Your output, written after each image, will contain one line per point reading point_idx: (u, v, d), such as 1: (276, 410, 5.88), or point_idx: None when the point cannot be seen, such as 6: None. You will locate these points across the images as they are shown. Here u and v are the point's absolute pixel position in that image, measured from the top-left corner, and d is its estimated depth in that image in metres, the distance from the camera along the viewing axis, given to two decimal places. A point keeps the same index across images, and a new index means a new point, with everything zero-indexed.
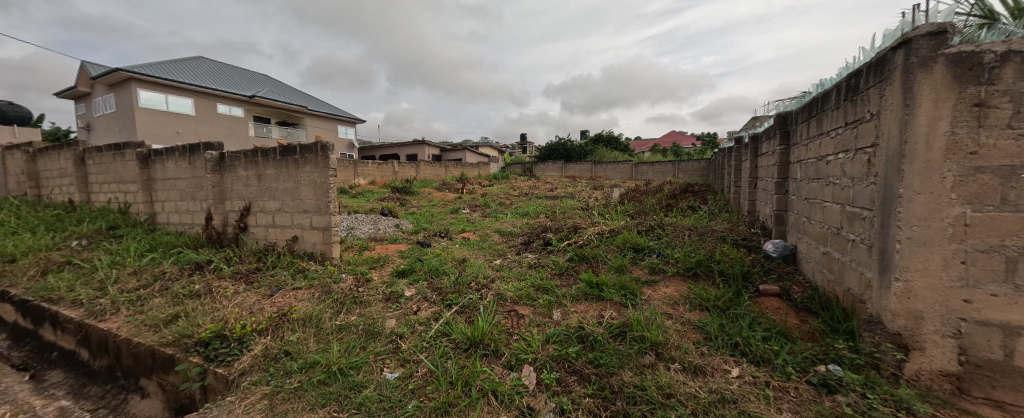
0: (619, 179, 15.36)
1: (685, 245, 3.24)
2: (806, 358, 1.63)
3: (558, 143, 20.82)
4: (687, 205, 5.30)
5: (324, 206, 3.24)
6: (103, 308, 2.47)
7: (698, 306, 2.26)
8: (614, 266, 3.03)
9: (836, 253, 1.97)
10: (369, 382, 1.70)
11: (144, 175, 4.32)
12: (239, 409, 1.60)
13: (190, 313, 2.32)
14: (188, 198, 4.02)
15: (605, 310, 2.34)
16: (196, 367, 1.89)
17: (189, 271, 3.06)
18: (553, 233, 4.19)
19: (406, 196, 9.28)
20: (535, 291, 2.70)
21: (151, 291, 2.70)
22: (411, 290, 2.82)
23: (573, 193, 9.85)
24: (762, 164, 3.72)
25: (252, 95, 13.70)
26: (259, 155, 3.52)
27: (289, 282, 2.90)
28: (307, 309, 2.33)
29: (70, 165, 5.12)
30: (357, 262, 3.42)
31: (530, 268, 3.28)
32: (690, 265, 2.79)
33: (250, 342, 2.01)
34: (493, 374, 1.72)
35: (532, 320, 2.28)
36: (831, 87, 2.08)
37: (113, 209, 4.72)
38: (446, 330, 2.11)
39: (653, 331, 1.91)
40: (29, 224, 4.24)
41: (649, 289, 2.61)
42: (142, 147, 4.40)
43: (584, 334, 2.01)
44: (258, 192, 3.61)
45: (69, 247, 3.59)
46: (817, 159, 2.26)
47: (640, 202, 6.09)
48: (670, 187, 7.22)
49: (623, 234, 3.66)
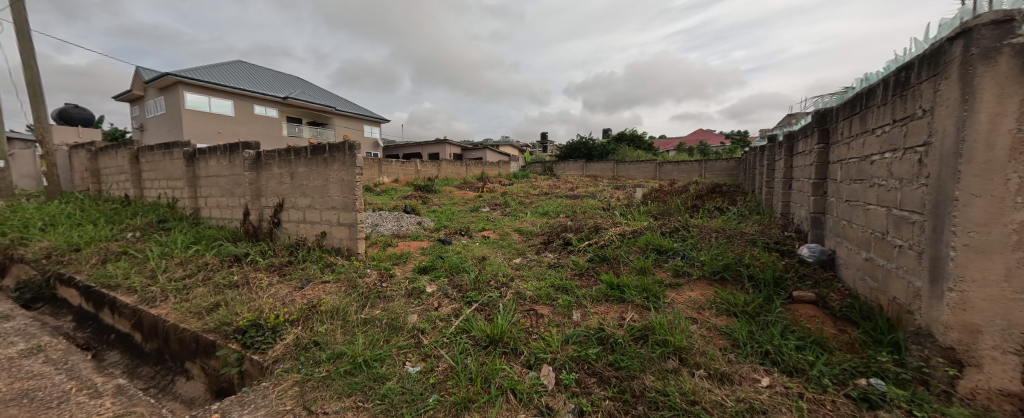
0: (643, 179, 15.00)
1: (712, 248, 3.12)
2: (845, 370, 1.53)
3: (580, 142, 20.60)
4: (715, 206, 5.12)
5: (350, 203, 3.36)
6: (154, 295, 2.68)
7: (725, 311, 2.18)
8: (636, 268, 2.97)
9: (881, 259, 1.84)
10: (392, 374, 1.75)
11: (190, 173, 4.63)
12: (273, 394, 1.68)
13: (229, 302, 2.47)
14: (228, 194, 4.27)
15: (626, 312, 2.30)
16: (234, 353, 2.01)
17: (229, 263, 3.26)
18: (573, 233, 4.15)
19: (429, 195, 9.46)
20: (554, 291, 2.69)
21: (195, 281, 2.90)
22: (432, 286, 2.88)
23: (594, 193, 9.70)
24: (797, 164, 3.53)
25: (287, 96, 14.37)
26: (292, 153, 3.69)
27: (318, 275, 3.03)
28: (335, 302, 2.42)
29: (126, 163, 5.56)
30: (381, 258, 3.53)
31: (549, 268, 3.26)
32: (717, 268, 2.69)
33: (282, 332, 2.12)
34: (512, 372, 1.73)
35: (551, 319, 2.27)
36: (877, 82, 1.95)
37: (162, 203, 5.08)
38: (466, 327, 2.14)
39: (677, 335, 1.86)
40: (91, 217, 4.63)
41: (672, 292, 2.54)
42: (188, 147, 4.71)
43: (604, 336, 1.99)
44: (290, 190, 3.79)
45: (125, 239, 3.91)
46: (859, 159, 2.12)
47: (664, 202, 5.92)
48: (696, 187, 6.98)
49: (646, 235, 3.58)
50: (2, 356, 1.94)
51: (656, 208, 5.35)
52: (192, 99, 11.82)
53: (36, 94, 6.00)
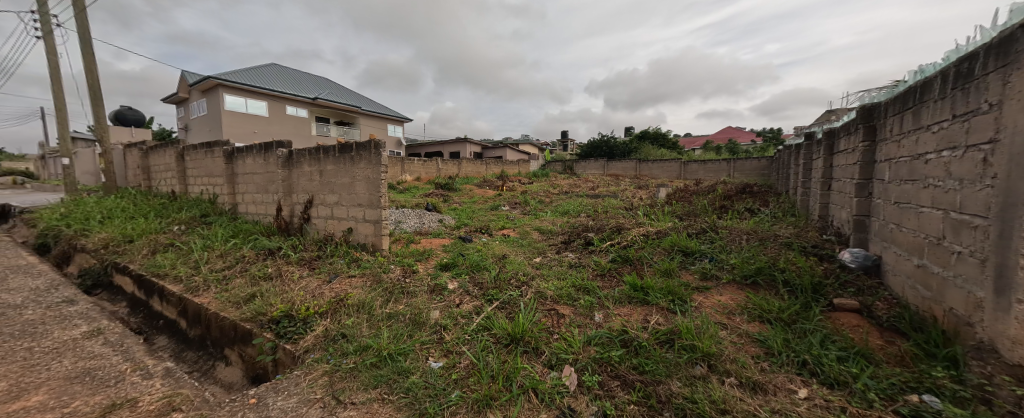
0: (666, 178, 14.59)
1: (743, 250, 2.99)
2: (893, 385, 1.43)
3: (602, 141, 20.27)
4: (745, 207, 4.90)
5: (376, 200, 3.44)
6: (197, 285, 2.86)
7: (758, 318, 2.09)
8: (661, 270, 2.89)
9: (936, 266, 1.70)
10: (416, 368, 1.79)
11: (229, 171, 4.90)
12: (304, 383, 1.75)
13: (264, 294, 2.60)
14: (263, 190, 4.49)
15: (651, 314, 2.24)
16: (269, 342, 2.11)
17: (263, 256, 3.42)
18: (594, 233, 4.09)
19: (450, 193, 9.58)
20: (576, 292, 2.66)
21: (233, 272, 3.07)
22: (454, 283, 2.92)
23: (616, 192, 9.50)
24: (838, 163, 3.31)
25: (316, 97, 14.93)
26: (321, 151, 3.82)
27: (345, 270, 3.13)
28: (361, 296, 2.50)
29: (173, 161, 5.95)
30: (404, 254, 3.61)
31: (570, 268, 3.23)
32: (748, 272, 2.57)
33: (312, 323, 2.21)
34: (533, 372, 1.72)
35: (573, 320, 2.25)
36: (934, 74, 1.80)
37: (204, 199, 5.41)
38: (488, 325, 2.16)
39: (705, 340, 1.79)
40: (143, 210, 5.00)
41: (700, 296, 2.45)
42: (227, 145, 4.98)
43: (627, 339, 1.95)
44: (320, 187, 3.93)
45: (171, 231, 4.19)
46: (912, 158, 1.97)
47: (690, 202, 5.72)
48: (724, 187, 6.71)
49: (672, 237, 3.47)
50: (68, 337, 2.12)
51: (681, 208, 5.18)
52: (231, 100, 12.50)
53: (96, 98, 6.52)
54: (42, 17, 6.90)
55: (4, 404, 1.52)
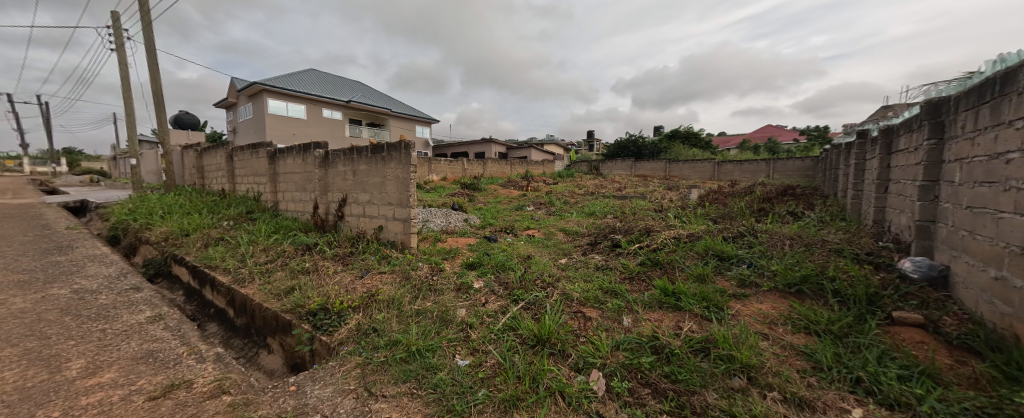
0: (698, 179, 14.01)
1: (786, 256, 2.81)
2: (966, 410, 1.28)
3: (630, 140, 19.77)
4: (787, 210, 4.60)
5: (405, 199, 3.54)
6: (244, 277, 3.06)
7: (803, 329, 1.95)
8: (694, 275, 2.76)
9: (1019, 280, 1.52)
10: (443, 365, 1.81)
11: (271, 170, 5.21)
12: (338, 374, 1.82)
13: (301, 287, 2.74)
14: (301, 189, 4.73)
15: (684, 321, 2.14)
16: (307, 332, 2.22)
17: (302, 252, 3.62)
18: (622, 235, 3.99)
19: (475, 193, 9.69)
20: (603, 295, 2.61)
21: (275, 265, 3.27)
22: (479, 282, 2.95)
23: (644, 193, 9.24)
24: (897, 162, 3.03)
25: (351, 100, 15.58)
26: (355, 152, 3.98)
27: (376, 266, 3.24)
28: (391, 292, 2.58)
29: (223, 161, 6.41)
30: (431, 252, 3.68)
31: (597, 270, 3.16)
32: (793, 280, 2.41)
33: (346, 317, 2.30)
34: (560, 374, 1.70)
35: (600, 323, 2.20)
36: (1018, 64, 1.60)
37: (249, 196, 5.79)
38: (513, 325, 2.16)
39: (744, 351, 1.70)
40: (197, 207, 5.42)
41: (738, 304, 2.32)
42: (270, 146, 5.30)
43: (658, 345, 1.88)
44: (353, 186, 4.09)
45: (221, 226, 4.51)
46: (989, 158, 1.77)
47: (724, 205, 5.45)
48: (763, 189, 6.34)
49: (706, 240, 3.31)
50: (135, 320, 2.34)
51: (716, 211, 4.94)
52: (274, 104, 13.32)
53: (159, 103, 7.14)
54: (116, 32, 7.67)
55: (83, 379, 1.70)
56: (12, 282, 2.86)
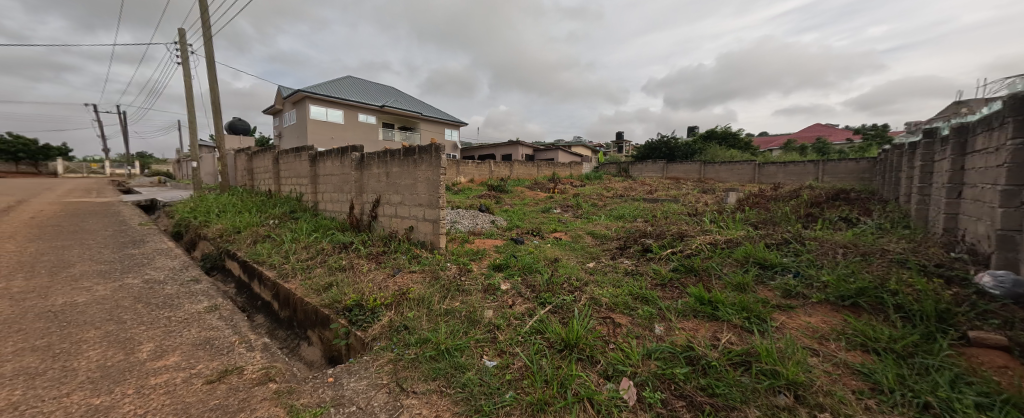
0: (735, 182, 13.30)
1: (839, 266, 2.59)
2: None
3: (662, 141, 19.12)
4: (838, 216, 4.25)
5: (434, 200, 3.62)
6: (287, 272, 3.26)
7: (859, 346, 1.79)
8: (732, 283, 2.61)
9: None
10: (471, 365, 1.83)
11: (312, 172, 5.53)
12: (372, 368, 1.89)
13: (338, 284, 2.88)
14: (339, 190, 4.98)
15: (722, 332, 2.03)
16: (343, 327, 2.32)
17: (339, 250, 3.80)
18: (653, 239, 3.86)
19: (502, 195, 9.77)
20: (633, 301, 2.53)
21: (315, 262, 3.46)
22: (506, 284, 2.96)
23: (676, 196, 8.89)
24: (974, 164, 2.72)
25: (385, 105, 16.20)
26: (388, 155, 4.14)
27: (407, 265, 3.34)
28: (421, 291, 2.65)
29: (270, 164, 6.88)
30: (459, 253, 3.74)
31: (626, 275, 3.07)
32: (847, 293, 2.22)
33: (379, 313, 2.39)
34: (589, 381, 1.67)
35: (630, 330, 2.14)
36: None
37: (292, 196, 6.16)
38: (541, 328, 2.15)
39: (790, 366, 1.59)
40: (246, 206, 5.84)
41: (783, 316, 2.17)
42: (311, 150, 5.62)
43: (692, 356, 1.80)
44: (386, 187, 4.24)
45: (267, 224, 4.84)
46: None
47: (766, 209, 5.13)
48: (810, 193, 5.90)
49: (746, 247, 3.13)
50: (195, 310, 2.56)
51: (756, 216, 4.66)
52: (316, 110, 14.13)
53: (216, 111, 7.79)
54: (182, 47, 8.46)
55: (152, 360, 1.88)
56: (95, 272, 3.22)
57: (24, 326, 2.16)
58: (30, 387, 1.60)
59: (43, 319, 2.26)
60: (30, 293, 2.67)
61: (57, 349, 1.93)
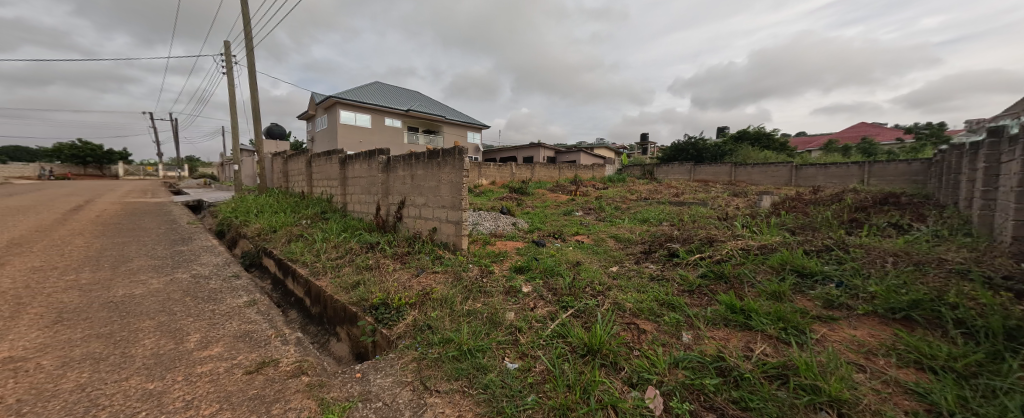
0: (769, 184, 12.68)
1: (888, 276, 2.41)
2: None
3: (689, 143, 18.53)
4: (887, 222, 3.95)
5: (458, 202, 3.67)
6: (318, 270, 3.40)
7: (912, 364, 1.66)
8: (767, 292, 2.48)
9: None
10: (493, 366, 1.84)
11: (342, 175, 5.75)
12: (397, 365, 1.94)
13: (365, 282, 2.97)
14: (367, 192, 5.14)
15: (756, 342, 1.93)
16: (370, 324, 2.38)
17: (366, 249, 3.93)
18: (680, 244, 3.74)
19: (523, 197, 9.78)
20: (658, 307, 2.46)
21: (344, 261, 3.59)
22: (528, 286, 2.95)
23: (704, 199, 8.58)
24: None
25: (411, 109, 16.62)
26: (414, 157, 4.24)
27: (430, 266, 3.40)
28: (444, 292, 2.69)
29: (304, 167, 7.21)
30: (481, 254, 3.77)
31: (651, 281, 2.98)
32: (898, 305, 2.05)
33: (404, 312, 2.45)
34: (613, 387, 1.63)
35: (655, 337, 2.07)
36: None
37: (323, 197, 6.44)
38: (563, 332, 2.13)
39: (833, 382, 1.49)
40: (282, 207, 6.15)
41: (824, 328, 2.04)
42: (341, 153, 5.84)
43: (723, 367, 1.72)
44: (411, 189, 4.34)
45: (300, 224, 5.08)
46: None
47: (804, 214, 4.84)
48: (854, 197, 5.52)
49: (782, 253, 2.97)
50: (236, 304, 2.72)
51: (793, 220, 4.41)
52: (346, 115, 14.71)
53: (256, 116, 8.27)
54: (227, 58, 9.04)
55: (198, 350, 2.01)
56: (150, 267, 3.49)
57: (91, 314, 2.38)
58: (95, 370, 1.76)
59: (106, 309, 2.48)
60: (95, 285, 2.93)
61: (118, 336, 2.11)
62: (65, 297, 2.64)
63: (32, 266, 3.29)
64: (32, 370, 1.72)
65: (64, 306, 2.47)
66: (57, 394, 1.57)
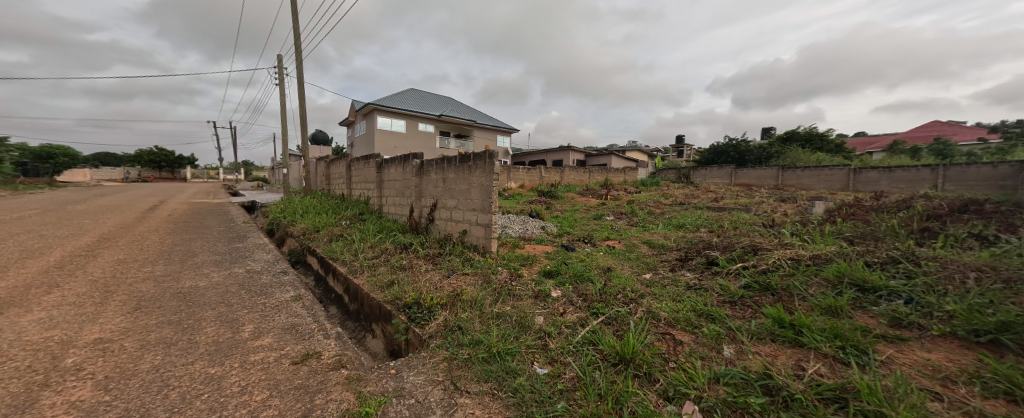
0: (823, 189, 11.75)
1: (969, 295, 2.14)
2: None
3: (730, 144, 17.59)
4: (967, 232, 3.50)
5: (488, 205, 3.71)
6: (357, 268, 3.57)
7: (1001, 395, 1.46)
8: (821, 306, 2.29)
9: None
10: (523, 371, 1.83)
11: (379, 178, 6.00)
12: (429, 364, 1.98)
13: (399, 282, 3.07)
14: (401, 194, 5.33)
15: (809, 361, 1.78)
16: (403, 323, 2.44)
17: (400, 250, 4.07)
18: (719, 251, 3.54)
19: (553, 200, 9.72)
20: (696, 317, 2.34)
21: (380, 261, 3.73)
22: (557, 291, 2.92)
23: (747, 205, 8.07)
24: None
25: (443, 114, 17.06)
26: (446, 161, 4.34)
27: (460, 268, 3.45)
28: (474, 294, 2.73)
29: (344, 170, 7.61)
30: (510, 258, 3.78)
31: (688, 290, 2.84)
32: (983, 327, 1.82)
33: (435, 312, 2.50)
34: (647, 400, 1.57)
35: (693, 349, 1.97)
36: None
37: (361, 199, 6.76)
38: (594, 339, 2.08)
39: (900, 410, 1.34)
40: (324, 208, 6.52)
41: (890, 349, 1.84)
42: (378, 157, 6.11)
43: (771, 385, 1.60)
44: (443, 192, 4.45)
45: (340, 224, 5.35)
46: None
47: (864, 222, 4.42)
48: (925, 204, 4.96)
49: (838, 265, 2.72)
50: (284, 298, 2.91)
51: (850, 229, 4.04)
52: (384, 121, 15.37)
53: (303, 124, 8.84)
54: (280, 70, 9.78)
55: (251, 340, 2.16)
56: (212, 261, 3.83)
57: (164, 303, 2.64)
58: (167, 353, 1.94)
59: (176, 298, 2.74)
60: (167, 276, 3.25)
61: (185, 323, 2.32)
62: (143, 286, 2.96)
63: (118, 258, 3.72)
64: (117, 351, 1.94)
65: (142, 295, 2.76)
66: (137, 373, 1.75)
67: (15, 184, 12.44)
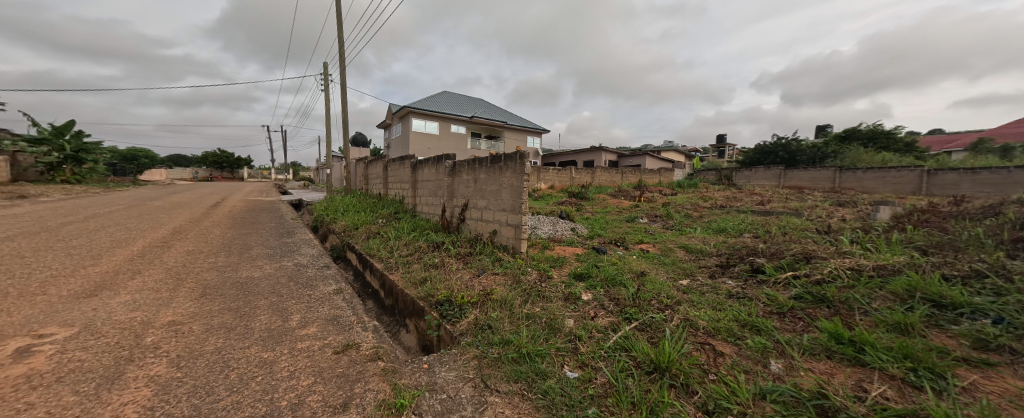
0: (887, 193, 10.68)
1: None
2: None
3: (778, 144, 16.41)
4: None
5: (518, 206, 3.72)
6: (392, 265, 3.70)
7: None
8: (886, 322, 2.07)
9: None
10: (552, 373, 1.81)
11: (413, 178, 6.21)
12: (460, 360, 2.01)
13: (431, 279, 3.15)
14: (434, 194, 5.47)
15: (872, 382, 1.62)
16: (435, 319, 2.50)
17: (432, 248, 4.18)
18: (764, 258, 3.31)
19: (584, 202, 9.55)
20: (739, 328, 2.20)
21: (414, 258, 3.85)
22: (588, 294, 2.86)
23: (798, 209, 7.48)
24: None
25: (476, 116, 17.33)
26: (477, 162, 4.40)
27: (491, 267, 3.49)
28: (503, 294, 2.74)
29: (381, 170, 7.94)
30: (540, 259, 3.76)
31: (729, 299, 2.67)
32: None
33: (466, 311, 2.54)
34: (684, 411, 1.50)
35: (736, 362, 1.86)
36: None
37: (396, 198, 7.02)
38: (626, 345, 2.02)
39: None
40: (362, 206, 6.84)
41: (973, 374, 1.63)
42: (413, 158, 6.31)
43: (826, 406, 1.48)
44: (474, 192, 4.51)
45: (377, 222, 5.58)
46: None
47: (939, 230, 3.94)
48: (1016, 211, 4.34)
49: (908, 278, 2.45)
50: (327, 291, 3.08)
51: (921, 238, 3.62)
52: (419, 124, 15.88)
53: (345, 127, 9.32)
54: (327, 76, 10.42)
55: (299, 329, 2.32)
56: (265, 254, 4.13)
57: (225, 291, 2.89)
58: (227, 337, 2.12)
59: (234, 287, 2.99)
60: (227, 267, 3.56)
61: (242, 311, 2.53)
62: (208, 275, 3.26)
63: (187, 249, 4.12)
64: (186, 332, 2.14)
65: (207, 283, 3.05)
66: (203, 354, 1.93)
67: (105, 181, 14.18)
